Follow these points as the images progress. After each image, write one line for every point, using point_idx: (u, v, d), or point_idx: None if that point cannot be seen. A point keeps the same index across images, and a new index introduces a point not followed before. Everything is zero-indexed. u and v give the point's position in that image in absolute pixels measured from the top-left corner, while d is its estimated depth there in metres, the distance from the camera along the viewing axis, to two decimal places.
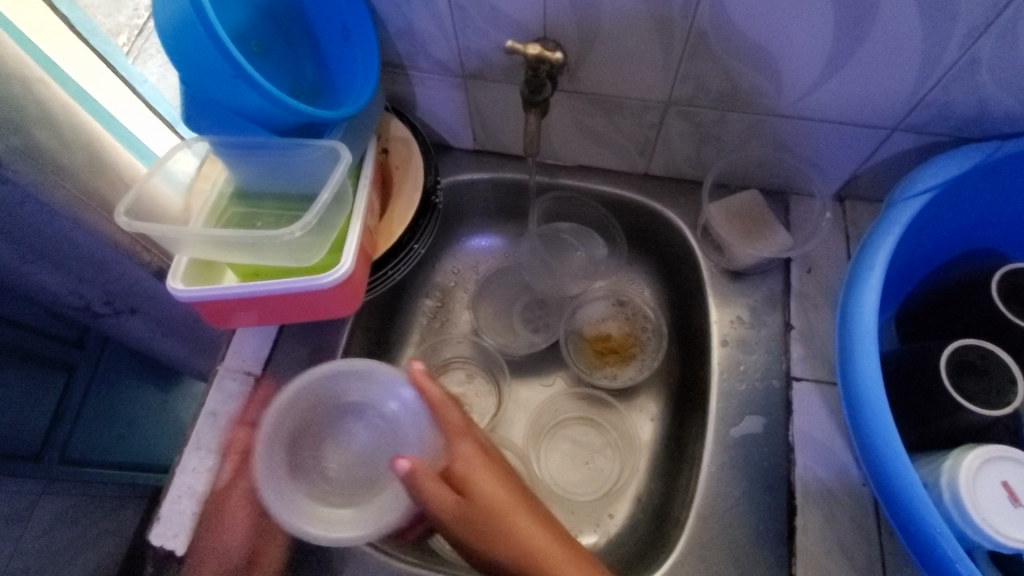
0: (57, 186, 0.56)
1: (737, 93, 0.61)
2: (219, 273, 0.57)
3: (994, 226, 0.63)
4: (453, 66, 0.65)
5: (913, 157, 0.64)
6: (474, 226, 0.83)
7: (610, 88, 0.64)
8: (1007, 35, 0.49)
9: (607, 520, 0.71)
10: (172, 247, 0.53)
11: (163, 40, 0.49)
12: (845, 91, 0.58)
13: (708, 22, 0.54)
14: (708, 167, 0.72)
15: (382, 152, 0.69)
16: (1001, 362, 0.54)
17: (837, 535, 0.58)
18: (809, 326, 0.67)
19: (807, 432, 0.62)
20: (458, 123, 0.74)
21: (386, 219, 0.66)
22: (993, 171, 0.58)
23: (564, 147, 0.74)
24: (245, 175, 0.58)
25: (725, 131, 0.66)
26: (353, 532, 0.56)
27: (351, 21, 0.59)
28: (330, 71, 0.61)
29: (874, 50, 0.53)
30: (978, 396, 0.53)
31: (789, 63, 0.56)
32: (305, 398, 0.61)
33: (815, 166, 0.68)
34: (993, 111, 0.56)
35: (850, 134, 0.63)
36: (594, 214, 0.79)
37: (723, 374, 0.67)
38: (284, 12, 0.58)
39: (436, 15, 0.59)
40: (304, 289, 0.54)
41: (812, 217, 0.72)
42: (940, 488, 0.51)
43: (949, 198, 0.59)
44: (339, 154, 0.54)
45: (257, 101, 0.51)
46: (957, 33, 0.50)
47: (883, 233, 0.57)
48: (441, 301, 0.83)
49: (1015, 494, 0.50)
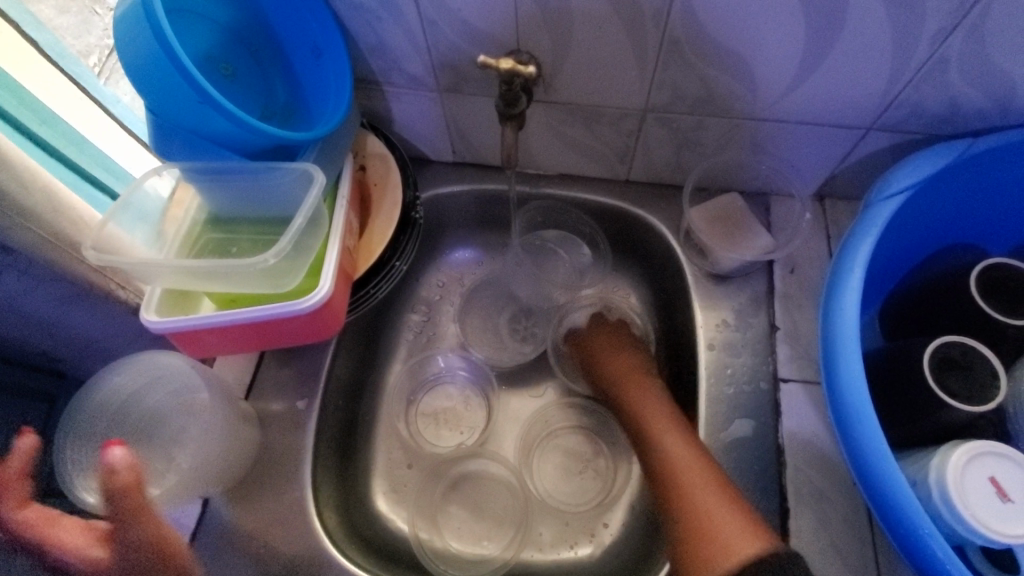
0: (24, 230, 0.52)
1: (713, 98, 0.61)
2: (196, 302, 0.56)
3: (970, 221, 0.64)
4: (429, 81, 0.65)
5: (888, 154, 0.64)
6: (457, 237, 0.83)
7: (587, 97, 0.63)
8: (975, 34, 0.50)
9: (601, 530, 0.70)
10: (145, 279, 0.52)
11: (128, 72, 0.48)
12: (820, 92, 0.58)
13: (681, 29, 0.54)
14: (688, 171, 0.72)
15: (359, 169, 0.68)
16: (982, 357, 0.54)
17: (831, 535, 0.59)
18: (794, 326, 0.67)
19: (796, 433, 0.62)
20: (436, 136, 0.73)
21: (366, 238, 0.65)
22: (967, 167, 0.59)
23: (544, 156, 0.74)
24: (218, 200, 0.58)
25: (703, 135, 0.66)
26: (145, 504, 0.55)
27: (321, 40, 0.58)
28: (302, 91, 0.60)
29: (845, 53, 0.53)
30: (962, 393, 0.53)
31: (762, 67, 0.56)
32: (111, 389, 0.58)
33: (793, 166, 0.69)
34: (963, 109, 0.57)
35: (826, 135, 0.63)
36: (577, 222, 0.78)
37: (712, 379, 0.67)
38: (251, 33, 0.57)
39: (408, 31, 0.58)
40: (281, 315, 0.53)
41: (792, 218, 0.72)
42: (929, 485, 0.52)
43: (925, 196, 0.59)
44: (313, 176, 0.53)
45: (226, 126, 0.50)
46: (926, 34, 0.50)
47: (862, 234, 0.57)
48: (427, 315, 0.82)
49: (1003, 489, 0.50)
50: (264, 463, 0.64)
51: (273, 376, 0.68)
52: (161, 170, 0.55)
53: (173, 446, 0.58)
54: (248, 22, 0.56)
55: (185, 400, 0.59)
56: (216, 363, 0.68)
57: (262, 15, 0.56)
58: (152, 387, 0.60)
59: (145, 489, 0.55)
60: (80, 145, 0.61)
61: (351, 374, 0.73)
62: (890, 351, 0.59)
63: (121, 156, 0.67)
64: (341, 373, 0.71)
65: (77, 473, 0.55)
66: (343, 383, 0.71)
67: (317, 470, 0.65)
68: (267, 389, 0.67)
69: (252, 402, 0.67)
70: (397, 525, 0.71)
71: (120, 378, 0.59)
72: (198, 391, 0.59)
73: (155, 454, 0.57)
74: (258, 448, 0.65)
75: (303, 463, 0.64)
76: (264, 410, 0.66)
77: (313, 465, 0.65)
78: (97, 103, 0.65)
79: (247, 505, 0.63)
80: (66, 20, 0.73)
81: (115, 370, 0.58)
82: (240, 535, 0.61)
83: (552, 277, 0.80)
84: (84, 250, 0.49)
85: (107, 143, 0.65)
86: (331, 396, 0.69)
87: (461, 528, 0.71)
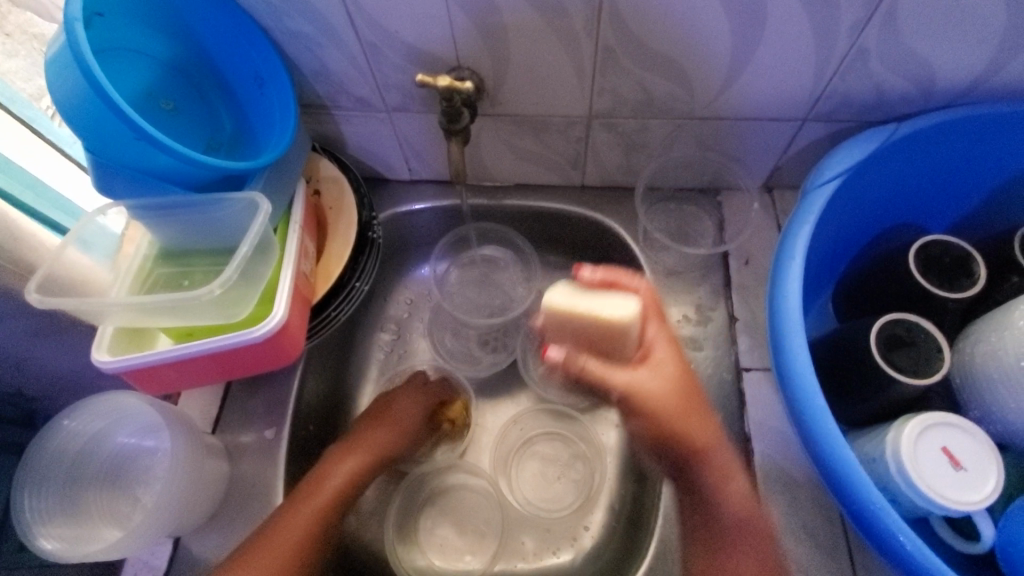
0: None
1: (653, 102, 0.63)
2: (151, 339, 0.56)
3: (907, 203, 0.67)
4: (376, 102, 0.65)
5: (826, 144, 0.67)
6: (422, 255, 0.83)
7: (533, 107, 0.65)
8: (888, 25, 0.52)
9: (583, 534, 0.71)
10: (94, 320, 0.51)
11: (63, 115, 0.48)
12: (753, 89, 0.60)
13: (613, 38, 0.56)
14: (639, 173, 0.74)
15: (313, 194, 0.68)
16: (926, 333, 0.56)
17: (800, 517, 0.60)
18: (752, 315, 0.69)
19: (762, 421, 0.64)
20: (390, 156, 0.74)
21: (323, 261, 0.65)
22: (896, 151, 0.61)
23: (498, 168, 0.75)
24: (165, 234, 0.57)
25: (649, 137, 0.68)
26: (98, 550, 0.54)
27: (264, 69, 0.58)
28: (248, 120, 0.61)
29: (770, 49, 0.55)
30: (907, 367, 0.54)
31: (695, 67, 0.58)
32: (75, 432, 0.59)
33: (739, 162, 0.71)
34: (889, 95, 0.59)
35: (766, 128, 0.65)
36: (494, 231, 0.79)
37: (677, 375, 0.67)
38: (191, 67, 0.58)
39: (348, 54, 0.59)
40: (235, 345, 0.53)
41: (743, 209, 0.74)
42: (886, 461, 0.53)
43: (861, 180, 0.61)
44: (260, 204, 0.53)
45: (168, 160, 0.50)
46: (843, 27, 0.53)
47: (801, 221, 0.58)
48: (397, 334, 0.81)
49: (955, 458, 0.51)
50: (235, 495, 0.64)
51: (238, 408, 0.67)
52: (108, 208, 0.55)
53: (139, 485, 0.58)
54: (187, 56, 0.57)
55: (149, 436, 0.60)
56: (181, 399, 0.68)
57: (202, 49, 0.57)
58: (113, 427, 0.60)
59: (110, 530, 0.56)
60: (35, 188, 0.61)
61: (322, 398, 0.73)
62: (842, 332, 0.61)
63: (77, 195, 0.66)
64: (310, 399, 0.70)
65: (37, 518, 0.55)
66: (313, 408, 0.71)
67: None
68: (235, 420, 0.66)
69: (218, 435, 0.66)
70: (378, 547, 0.71)
71: (79, 421, 0.59)
72: (160, 429, 0.59)
73: (121, 497, 0.58)
74: (228, 480, 0.64)
75: (274, 496, 0.63)
76: (232, 442, 0.65)
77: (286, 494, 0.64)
78: (56, 148, 0.64)
79: (221, 540, 0.62)
80: (13, 63, 0.64)
81: (73, 413, 0.58)
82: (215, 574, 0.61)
83: (496, 288, 0.80)
84: (26, 292, 0.48)
85: (66, 186, 0.64)
86: (302, 422, 0.68)
87: (444, 545, 0.71)
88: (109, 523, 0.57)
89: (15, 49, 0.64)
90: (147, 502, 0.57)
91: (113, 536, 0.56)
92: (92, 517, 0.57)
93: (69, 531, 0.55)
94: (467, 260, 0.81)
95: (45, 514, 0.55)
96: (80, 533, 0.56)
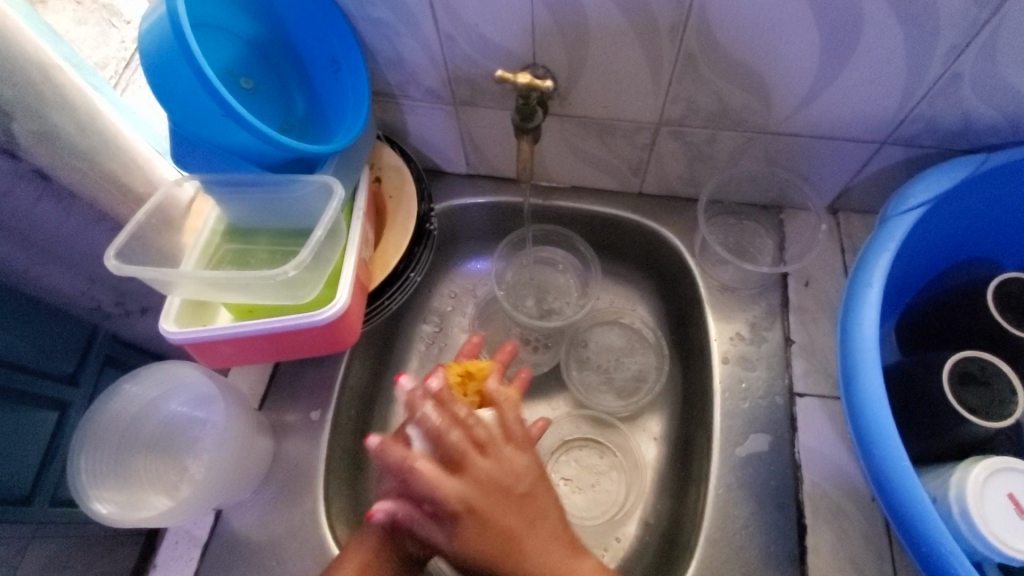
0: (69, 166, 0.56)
1: (728, 113, 0.61)
2: (213, 313, 0.57)
3: (984, 238, 0.64)
4: (444, 94, 0.65)
5: (903, 169, 0.65)
6: (471, 249, 0.83)
7: (602, 111, 0.64)
8: (988, 51, 0.50)
9: (614, 545, 0.69)
10: (166, 290, 0.53)
11: (152, 86, 0.48)
12: (834, 107, 0.58)
13: (696, 44, 0.55)
14: (702, 184, 0.72)
15: (375, 181, 0.69)
16: (1001, 373, 0.54)
17: (849, 551, 0.58)
18: (809, 339, 0.67)
19: (814, 448, 0.62)
20: (450, 149, 0.74)
21: (381, 249, 0.66)
22: (978, 183, 0.59)
23: (557, 169, 0.74)
24: (236, 212, 0.58)
25: (716, 149, 0.66)
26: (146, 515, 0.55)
27: (340, 54, 0.59)
28: (321, 104, 0.61)
29: (859, 68, 0.54)
30: (979, 407, 0.52)
31: (777, 80, 0.56)
32: (132, 397, 0.60)
33: (808, 180, 0.69)
34: (977, 124, 0.57)
35: (840, 149, 0.63)
36: (555, 233, 0.79)
37: (726, 393, 0.66)
38: (270, 47, 0.58)
39: (424, 44, 0.59)
40: (298, 326, 0.54)
41: (808, 230, 0.72)
42: (948, 502, 0.51)
43: (939, 211, 0.59)
44: (333, 188, 0.54)
45: (248, 138, 0.50)
46: (939, 51, 0.51)
47: (878, 250, 0.56)
48: (439, 326, 0.81)
49: (1021, 505, 0.49)
50: (278, 474, 0.64)
51: (286, 388, 0.68)
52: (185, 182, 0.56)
53: (188, 455, 0.60)
54: (269, 37, 0.58)
55: (201, 408, 0.61)
56: (230, 373, 0.69)
57: (283, 29, 0.57)
58: (167, 395, 0.61)
59: (157, 497, 0.57)
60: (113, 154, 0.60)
61: (365, 385, 0.73)
62: (907, 365, 0.59)
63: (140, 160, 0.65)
64: (354, 385, 0.71)
65: (89, 478, 0.56)
66: (356, 394, 0.71)
67: (330, 484, 0.64)
68: (281, 399, 0.67)
69: (265, 412, 0.67)
70: None
71: (139, 386, 0.60)
72: (214, 402, 0.61)
73: (169, 465, 0.60)
74: (271, 457, 0.64)
75: (315, 478, 0.64)
76: (277, 421, 0.66)
77: (326, 479, 0.64)
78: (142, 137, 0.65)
79: (260, 516, 0.62)
80: (85, 31, 0.62)
81: (133, 378, 0.60)
82: (254, 550, 0.61)
83: (551, 288, 0.80)
84: (107, 259, 0.50)
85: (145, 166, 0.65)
86: (345, 407, 0.69)
87: None
88: (157, 489, 0.58)
89: (84, 17, 0.63)
90: (195, 473, 0.58)
91: (161, 503, 0.57)
92: (141, 482, 0.58)
93: (118, 493, 0.57)
94: (525, 260, 0.81)
95: (97, 474, 0.57)
96: (128, 496, 0.57)
